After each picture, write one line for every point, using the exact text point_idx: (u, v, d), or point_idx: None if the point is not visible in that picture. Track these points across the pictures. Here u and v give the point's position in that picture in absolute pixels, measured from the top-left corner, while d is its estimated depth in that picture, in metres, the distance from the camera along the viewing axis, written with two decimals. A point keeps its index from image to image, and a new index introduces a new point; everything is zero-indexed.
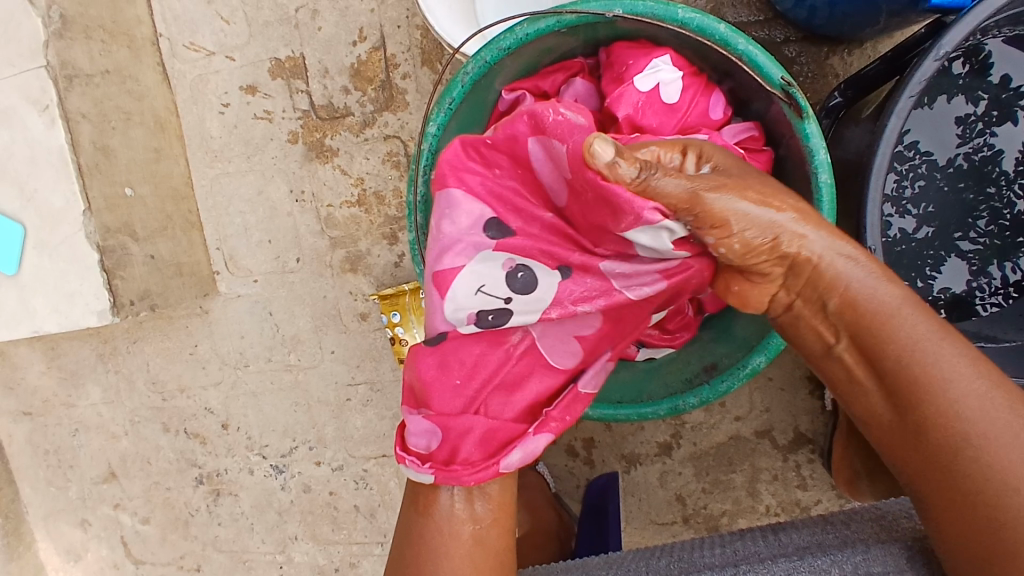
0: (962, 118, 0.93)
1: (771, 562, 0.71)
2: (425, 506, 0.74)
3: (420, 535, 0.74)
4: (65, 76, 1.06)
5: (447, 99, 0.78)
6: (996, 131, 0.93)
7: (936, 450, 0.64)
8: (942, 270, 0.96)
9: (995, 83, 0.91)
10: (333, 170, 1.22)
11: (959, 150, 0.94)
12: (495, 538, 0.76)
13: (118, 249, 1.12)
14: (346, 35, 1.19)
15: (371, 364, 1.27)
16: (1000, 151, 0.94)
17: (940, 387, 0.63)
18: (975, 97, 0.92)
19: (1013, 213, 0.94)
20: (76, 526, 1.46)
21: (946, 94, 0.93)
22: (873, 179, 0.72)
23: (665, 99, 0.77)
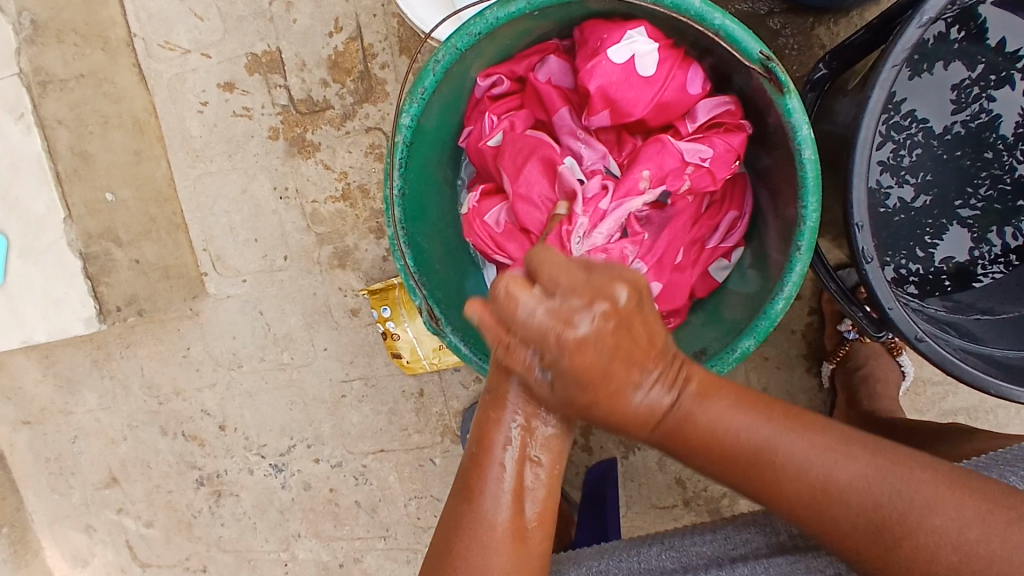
0: (958, 84, 0.91)
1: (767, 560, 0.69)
2: (471, 494, 0.66)
3: (457, 531, 0.65)
4: (39, 82, 1.04)
5: (419, 89, 0.76)
6: (994, 96, 0.90)
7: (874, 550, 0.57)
8: (941, 239, 0.93)
9: (993, 46, 0.89)
10: (316, 165, 1.20)
11: (956, 117, 0.91)
12: (539, 545, 0.67)
13: (102, 255, 1.11)
14: (321, 26, 1.16)
15: (365, 359, 1.26)
16: (998, 115, 0.91)
17: (818, 483, 0.57)
18: (971, 62, 0.90)
19: (1014, 177, 0.92)
20: (81, 532, 1.47)
21: (943, 60, 0.90)
22: (859, 152, 0.69)
23: (641, 72, 0.76)
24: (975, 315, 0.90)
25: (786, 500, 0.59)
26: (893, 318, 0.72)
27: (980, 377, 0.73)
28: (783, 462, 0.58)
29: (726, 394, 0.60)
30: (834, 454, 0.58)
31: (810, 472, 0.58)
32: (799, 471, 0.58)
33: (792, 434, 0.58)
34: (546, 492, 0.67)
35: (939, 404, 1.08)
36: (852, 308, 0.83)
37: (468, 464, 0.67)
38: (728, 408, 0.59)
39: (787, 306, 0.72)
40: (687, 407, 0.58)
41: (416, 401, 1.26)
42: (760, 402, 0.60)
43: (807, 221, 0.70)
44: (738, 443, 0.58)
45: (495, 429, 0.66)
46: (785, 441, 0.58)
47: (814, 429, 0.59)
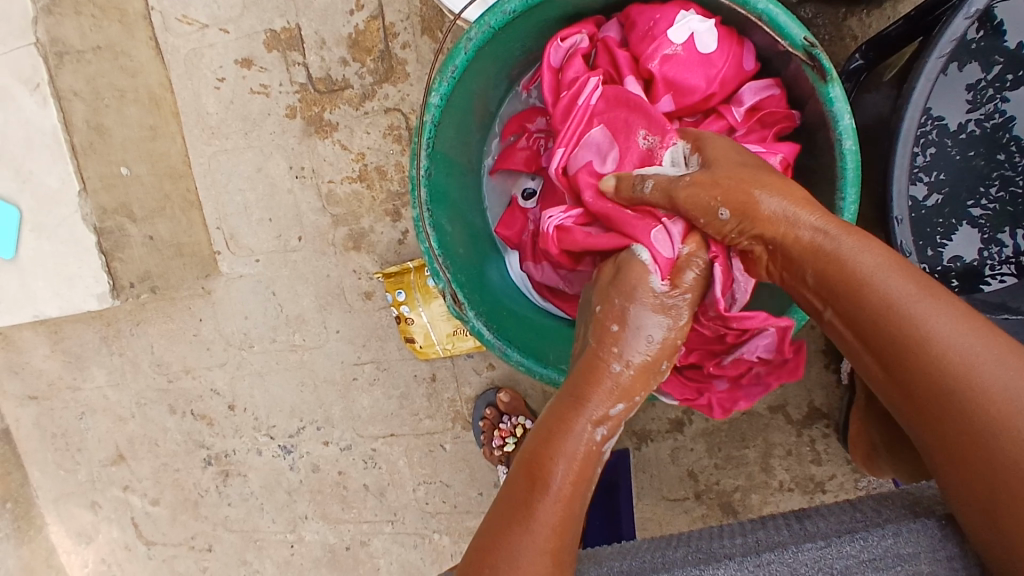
0: (973, 85, 0.90)
1: (797, 547, 0.68)
2: (537, 483, 0.64)
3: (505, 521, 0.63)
4: (56, 53, 1.03)
5: (450, 68, 0.74)
6: (1009, 97, 0.89)
7: (939, 382, 0.54)
8: (950, 239, 0.92)
9: (1010, 47, 0.87)
10: (333, 146, 1.19)
11: (970, 116, 0.90)
12: (576, 567, 0.63)
13: (117, 230, 1.10)
14: (343, 3, 1.15)
15: (377, 343, 1.25)
16: (1012, 117, 0.90)
17: (908, 309, 0.57)
18: (987, 62, 0.89)
19: None
20: (86, 509, 1.47)
21: (958, 60, 0.89)
22: (901, 145, 0.68)
23: (701, 50, 0.74)
24: (1001, 315, 0.88)
25: (901, 348, 0.56)
26: None
27: None
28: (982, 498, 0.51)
29: (877, 250, 0.61)
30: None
31: (942, 343, 0.55)
32: (936, 354, 0.55)
33: (882, 266, 0.59)
34: (591, 499, 0.69)
35: None
36: None
37: (529, 462, 0.66)
38: (881, 261, 0.59)
39: None
40: (838, 242, 0.61)
41: (427, 386, 1.25)
42: (917, 275, 0.59)
43: (845, 214, 0.69)
44: (881, 281, 0.58)
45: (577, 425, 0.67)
46: (923, 307, 0.56)
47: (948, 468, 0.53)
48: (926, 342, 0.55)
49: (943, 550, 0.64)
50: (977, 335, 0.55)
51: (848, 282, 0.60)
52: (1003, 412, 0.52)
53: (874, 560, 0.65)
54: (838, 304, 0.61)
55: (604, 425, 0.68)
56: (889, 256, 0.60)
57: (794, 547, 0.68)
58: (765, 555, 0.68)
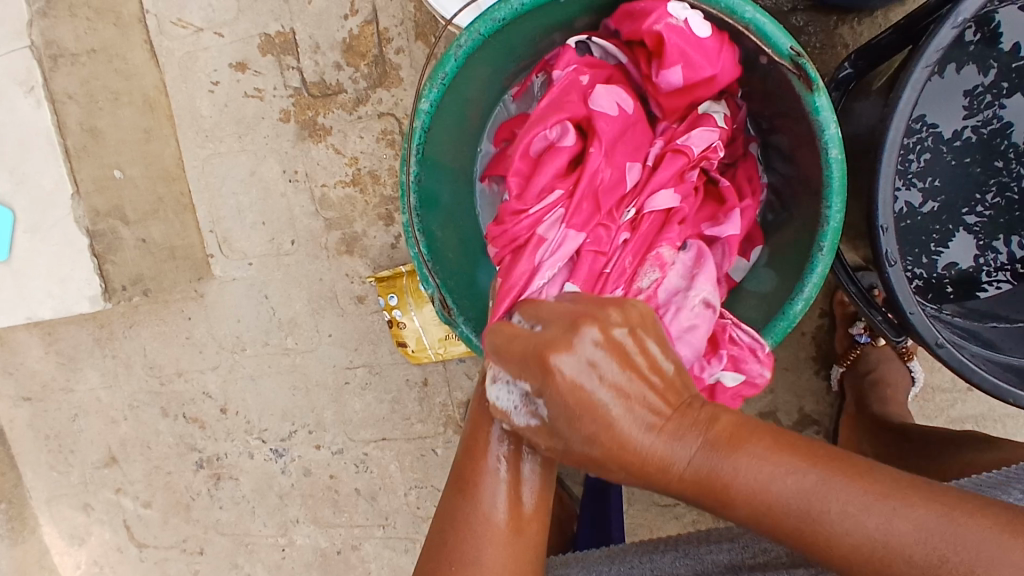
0: (970, 90, 0.89)
1: (783, 559, 0.67)
2: (469, 488, 0.65)
3: (452, 524, 0.64)
4: (50, 55, 1.04)
5: (440, 74, 0.74)
6: (1005, 103, 0.89)
7: (904, 571, 0.47)
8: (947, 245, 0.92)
9: (1006, 53, 0.88)
10: (326, 150, 1.19)
11: (967, 123, 0.90)
12: (535, 537, 0.65)
13: (109, 232, 1.10)
14: (337, 8, 1.15)
15: (369, 347, 1.25)
16: (1008, 123, 0.90)
17: (820, 523, 0.47)
18: (984, 66, 0.88)
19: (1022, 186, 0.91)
20: (79, 511, 1.46)
21: (955, 63, 0.89)
22: (887, 154, 0.68)
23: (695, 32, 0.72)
24: (989, 323, 0.90)
25: (817, 544, 0.48)
26: (914, 323, 0.71)
27: (998, 385, 0.72)
28: (832, 518, 0.47)
29: (761, 436, 0.50)
30: (917, 524, 0.46)
31: (861, 539, 0.47)
32: (863, 543, 0.47)
33: (768, 464, 0.49)
34: (545, 480, 0.67)
35: (948, 411, 1.07)
36: (872, 311, 0.82)
37: (462, 469, 0.66)
38: (773, 465, 0.49)
39: (806, 307, 0.72)
40: (722, 462, 0.49)
41: (419, 390, 1.25)
42: (791, 439, 0.50)
43: (830, 222, 0.70)
44: (786, 509, 0.48)
45: (495, 419, 0.66)
46: (858, 498, 0.47)
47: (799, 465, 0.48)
48: (864, 541, 0.47)
49: None
50: (870, 503, 0.47)
51: (737, 441, 0.50)
52: None
53: None
54: (727, 516, 0.50)
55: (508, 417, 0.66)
56: (768, 440, 0.50)
57: (773, 545, 0.69)
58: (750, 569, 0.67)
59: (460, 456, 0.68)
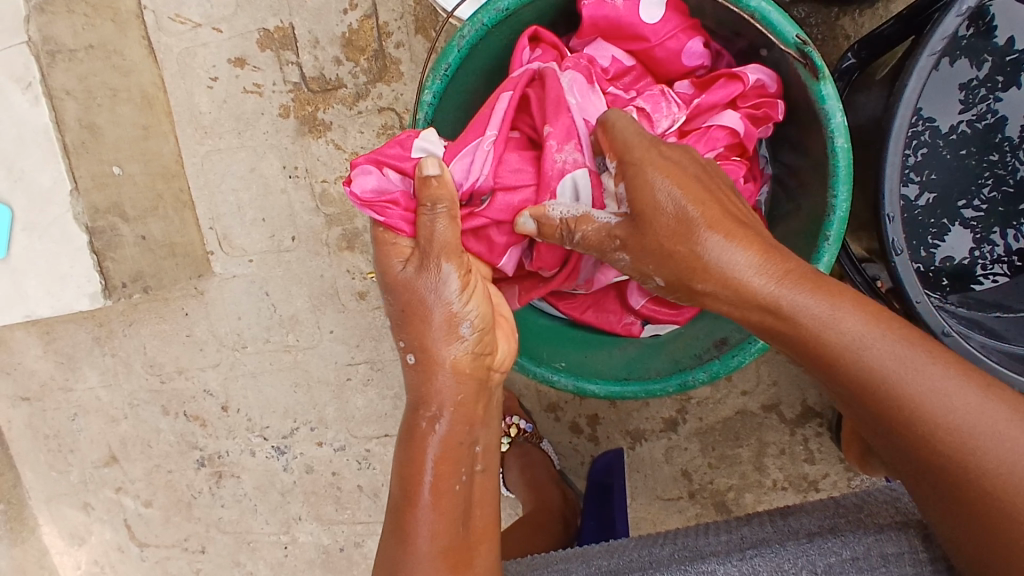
0: (965, 84, 0.90)
1: (780, 545, 0.67)
2: (404, 530, 0.68)
3: (398, 569, 0.66)
4: (47, 51, 1.03)
5: (443, 65, 0.74)
6: (1000, 96, 0.89)
7: (884, 400, 0.57)
8: (942, 240, 0.92)
9: (1000, 46, 0.88)
10: (327, 145, 1.19)
11: (963, 116, 0.90)
12: (485, 562, 0.70)
13: (109, 230, 1.09)
14: (336, 3, 1.14)
15: (371, 343, 1.25)
16: (1004, 117, 0.90)
17: (846, 352, 0.58)
18: (978, 60, 0.89)
19: (1017, 178, 0.91)
20: (79, 510, 1.46)
21: (950, 57, 0.89)
22: (892, 142, 0.68)
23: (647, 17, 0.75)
24: (995, 313, 0.90)
25: (840, 374, 0.59)
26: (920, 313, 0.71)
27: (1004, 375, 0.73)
28: (850, 350, 0.58)
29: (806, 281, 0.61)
30: (939, 379, 0.56)
31: (871, 367, 0.58)
32: (869, 373, 0.58)
33: (819, 296, 0.60)
34: (482, 502, 0.72)
35: None
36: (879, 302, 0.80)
37: (400, 504, 0.69)
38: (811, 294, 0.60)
39: None
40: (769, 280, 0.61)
41: None
42: (854, 297, 0.60)
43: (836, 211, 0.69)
44: (811, 320, 0.59)
45: (425, 450, 0.69)
46: (857, 336, 0.58)
47: (869, 320, 0.59)
48: (866, 371, 0.58)
49: (926, 552, 0.62)
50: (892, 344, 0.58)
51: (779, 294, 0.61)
52: (939, 437, 0.55)
53: (856, 558, 0.63)
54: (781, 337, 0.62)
55: (438, 430, 0.70)
56: (837, 302, 0.60)
57: (779, 544, 0.68)
58: (749, 558, 0.66)
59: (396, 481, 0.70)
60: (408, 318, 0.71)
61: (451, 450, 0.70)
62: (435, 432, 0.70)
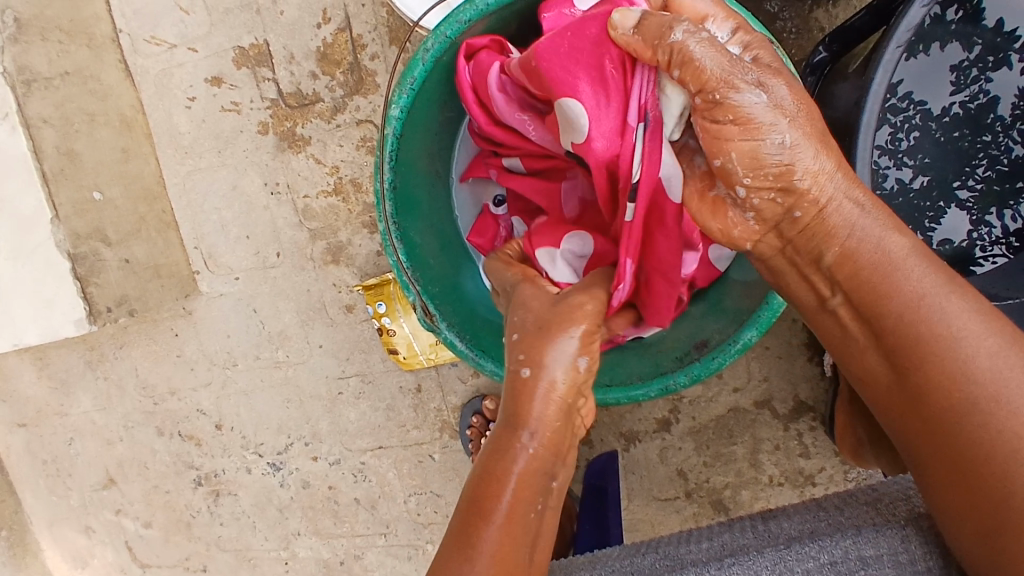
0: (956, 66, 0.89)
1: (757, 552, 0.68)
2: (467, 548, 0.58)
3: None
4: (23, 81, 1.06)
5: (408, 79, 0.74)
6: (991, 76, 0.88)
7: (935, 352, 0.55)
8: (940, 222, 0.92)
9: (990, 27, 0.87)
10: (307, 160, 1.18)
11: (954, 98, 0.89)
12: None
13: (91, 255, 1.13)
14: (310, 17, 1.14)
15: (361, 356, 1.25)
16: (996, 97, 0.89)
17: (919, 304, 0.56)
18: (969, 43, 0.88)
19: (1011, 159, 0.90)
20: (80, 534, 1.46)
21: (940, 41, 0.88)
22: (862, 135, 0.68)
23: None
24: (980, 303, 0.88)
25: (888, 316, 0.57)
26: None
27: None
28: (920, 296, 0.56)
29: (909, 242, 0.58)
30: (1020, 370, 0.54)
31: (932, 316, 0.55)
32: (912, 318, 0.56)
33: (905, 259, 0.57)
34: (549, 537, 0.64)
35: None
36: None
37: (466, 514, 0.61)
38: (918, 259, 0.57)
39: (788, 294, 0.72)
40: (884, 247, 0.57)
41: (413, 397, 1.24)
42: (938, 263, 0.58)
43: None
44: (900, 275, 0.57)
45: (506, 472, 0.61)
46: (936, 296, 0.56)
47: (970, 296, 0.56)
48: (923, 312, 0.56)
49: (905, 554, 0.63)
50: (968, 304, 0.56)
51: (859, 256, 0.58)
52: (978, 406, 0.54)
53: (834, 562, 0.64)
54: (843, 285, 0.60)
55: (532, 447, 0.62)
56: (926, 264, 0.57)
57: (756, 551, 0.68)
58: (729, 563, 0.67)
59: (472, 479, 0.63)
60: (539, 332, 0.65)
61: (537, 479, 0.62)
62: (525, 451, 0.62)
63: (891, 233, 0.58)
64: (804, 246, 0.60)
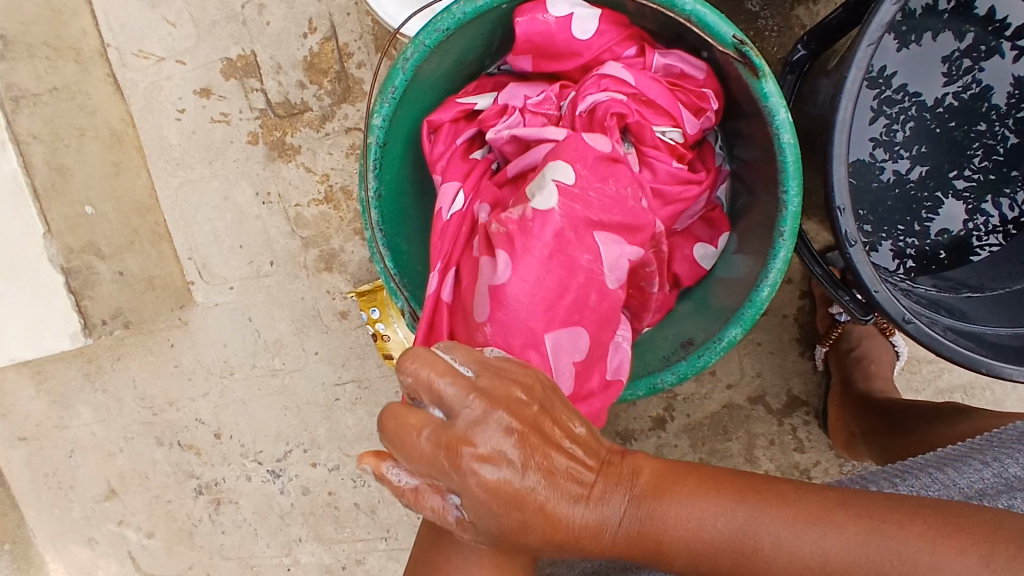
0: (947, 56, 0.89)
1: None
2: None
3: None
4: (11, 98, 1.03)
5: (389, 89, 0.74)
6: (983, 65, 0.89)
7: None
8: (936, 213, 0.92)
9: (982, 14, 0.88)
10: (297, 169, 1.19)
11: (947, 89, 0.90)
12: None
13: (84, 269, 1.10)
14: (296, 27, 1.15)
15: (356, 362, 1.25)
16: (989, 86, 0.89)
17: (759, 551, 0.50)
18: (960, 32, 0.88)
19: (1006, 147, 0.90)
20: (83, 546, 1.47)
21: (932, 31, 0.88)
22: (838, 133, 0.68)
23: (580, 32, 0.76)
24: (965, 294, 0.90)
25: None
26: (880, 301, 0.71)
27: (970, 355, 0.72)
28: (768, 550, 0.50)
29: (682, 483, 0.52)
30: (890, 556, 0.49)
31: (790, 560, 0.50)
32: (785, 563, 0.50)
33: (683, 505, 0.51)
34: None
35: (935, 382, 1.07)
36: (839, 291, 0.80)
37: None
38: (699, 506, 0.51)
39: (772, 291, 0.72)
40: (641, 510, 0.50)
41: None
42: (723, 481, 0.52)
43: (790, 206, 0.70)
44: (716, 536, 0.50)
45: None
46: (766, 535, 0.50)
47: (788, 510, 0.50)
48: (782, 565, 0.50)
49: None
50: (804, 528, 0.50)
51: (742, 563, 0.51)
52: None
53: None
54: (677, 563, 0.52)
55: None
56: (727, 503, 0.51)
57: None
58: None
59: None
60: None
61: None
62: None
63: (761, 513, 0.51)
64: (618, 549, 0.51)
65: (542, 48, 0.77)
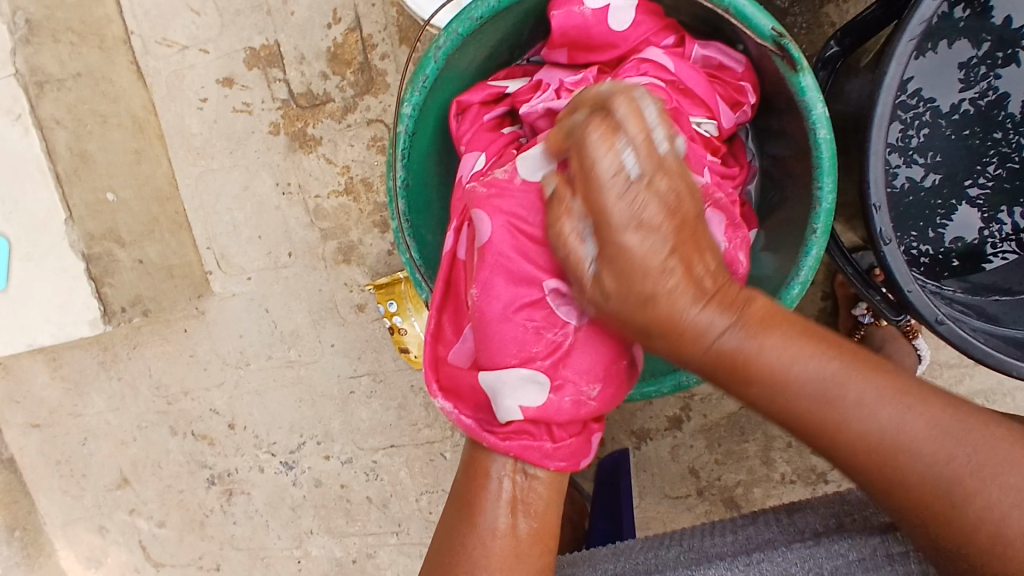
0: (965, 63, 0.88)
1: (784, 547, 0.68)
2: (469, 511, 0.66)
3: (453, 546, 0.65)
4: (36, 83, 1.03)
5: (420, 77, 0.74)
6: (1000, 73, 0.88)
7: (873, 451, 0.52)
8: (950, 219, 0.90)
9: (998, 24, 0.86)
10: (318, 160, 1.19)
11: (964, 95, 0.89)
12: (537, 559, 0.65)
13: (105, 255, 1.10)
14: (320, 18, 1.15)
15: (372, 355, 1.25)
16: (1006, 93, 0.89)
17: (842, 414, 0.52)
18: (977, 39, 0.87)
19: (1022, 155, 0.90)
20: (94, 533, 1.47)
21: (946, 39, 0.88)
22: (875, 130, 0.67)
23: (616, 23, 0.75)
24: (994, 297, 0.88)
25: (804, 417, 0.53)
26: (913, 301, 0.70)
27: (1005, 359, 0.71)
28: (851, 405, 0.52)
29: (787, 328, 0.54)
30: (957, 449, 0.52)
31: (869, 430, 0.52)
32: (863, 426, 0.52)
33: (789, 351, 0.53)
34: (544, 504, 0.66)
35: (957, 387, 1.06)
36: (868, 291, 0.82)
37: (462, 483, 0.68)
38: (794, 347, 0.53)
39: (802, 290, 0.71)
40: (746, 342, 0.53)
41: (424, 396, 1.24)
42: (818, 338, 0.54)
43: (823, 203, 0.69)
44: (803, 388, 0.52)
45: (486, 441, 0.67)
46: (853, 387, 0.52)
47: (879, 375, 0.53)
48: (863, 430, 0.52)
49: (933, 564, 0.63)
50: (891, 404, 0.53)
51: (794, 411, 0.53)
52: (956, 494, 0.51)
53: (863, 559, 0.63)
54: (755, 401, 0.55)
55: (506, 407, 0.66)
56: (826, 354, 0.53)
57: (783, 546, 0.69)
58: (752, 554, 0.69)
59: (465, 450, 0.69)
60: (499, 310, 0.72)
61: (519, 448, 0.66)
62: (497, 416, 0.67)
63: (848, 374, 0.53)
64: (701, 361, 0.54)
65: (576, 40, 0.76)
